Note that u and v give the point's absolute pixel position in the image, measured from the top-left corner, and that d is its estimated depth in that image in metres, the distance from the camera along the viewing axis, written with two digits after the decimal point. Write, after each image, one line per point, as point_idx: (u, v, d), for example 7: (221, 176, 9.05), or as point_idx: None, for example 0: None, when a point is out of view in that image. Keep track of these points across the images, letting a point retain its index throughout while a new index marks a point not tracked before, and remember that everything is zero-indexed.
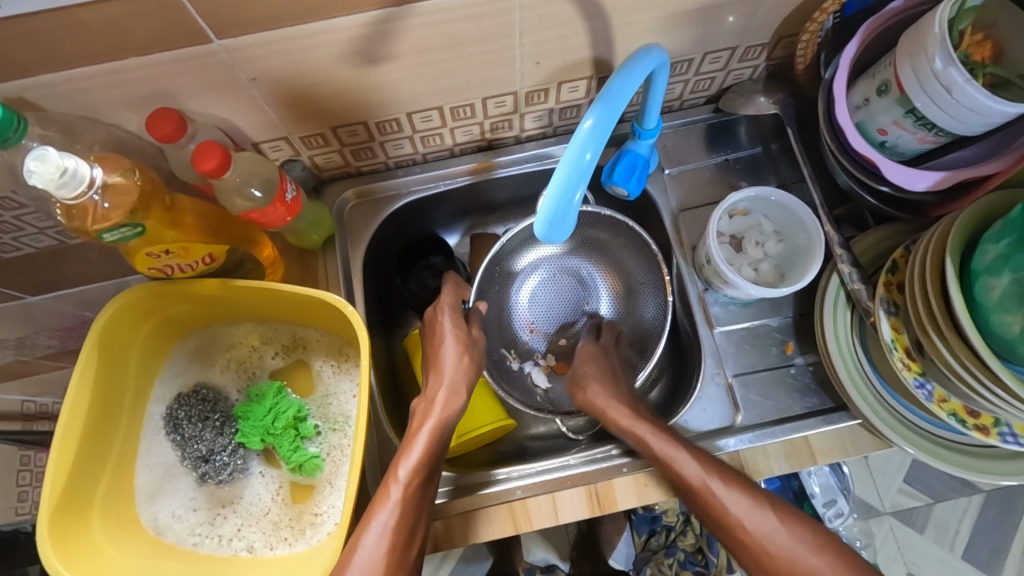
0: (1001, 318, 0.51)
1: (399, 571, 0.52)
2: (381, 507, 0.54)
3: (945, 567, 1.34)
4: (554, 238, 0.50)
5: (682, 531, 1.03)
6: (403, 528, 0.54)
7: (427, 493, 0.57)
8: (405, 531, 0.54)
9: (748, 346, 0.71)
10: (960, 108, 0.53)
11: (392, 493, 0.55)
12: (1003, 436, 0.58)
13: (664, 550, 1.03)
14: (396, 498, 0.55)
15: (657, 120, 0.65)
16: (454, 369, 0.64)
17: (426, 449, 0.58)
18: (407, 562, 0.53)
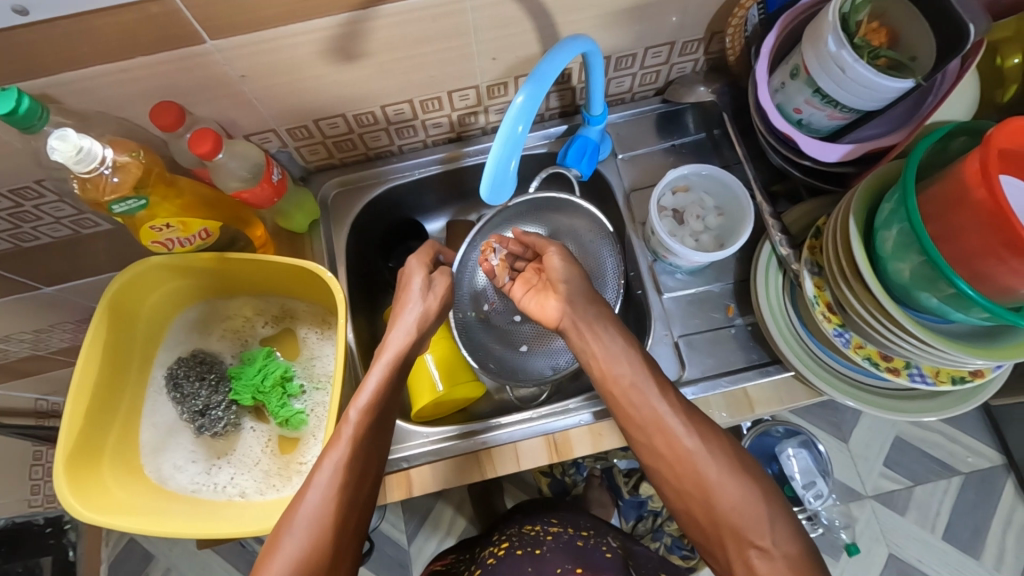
0: (896, 265, 0.59)
1: (348, 504, 0.59)
2: (336, 444, 0.60)
3: (927, 549, 1.37)
4: (496, 201, 0.58)
5: (669, 516, 1.21)
6: (354, 462, 0.60)
7: (380, 431, 0.64)
8: (358, 468, 0.60)
9: (694, 310, 0.79)
10: (854, 85, 0.61)
11: (345, 432, 0.61)
12: (912, 376, 0.65)
13: (652, 533, 1.21)
14: (347, 437, 0.61)
15: (602, 106, 0.73)
16: (412, 315, 0.70)
17: (377, 391, 0.65)
18: (356, 497, 0.59)
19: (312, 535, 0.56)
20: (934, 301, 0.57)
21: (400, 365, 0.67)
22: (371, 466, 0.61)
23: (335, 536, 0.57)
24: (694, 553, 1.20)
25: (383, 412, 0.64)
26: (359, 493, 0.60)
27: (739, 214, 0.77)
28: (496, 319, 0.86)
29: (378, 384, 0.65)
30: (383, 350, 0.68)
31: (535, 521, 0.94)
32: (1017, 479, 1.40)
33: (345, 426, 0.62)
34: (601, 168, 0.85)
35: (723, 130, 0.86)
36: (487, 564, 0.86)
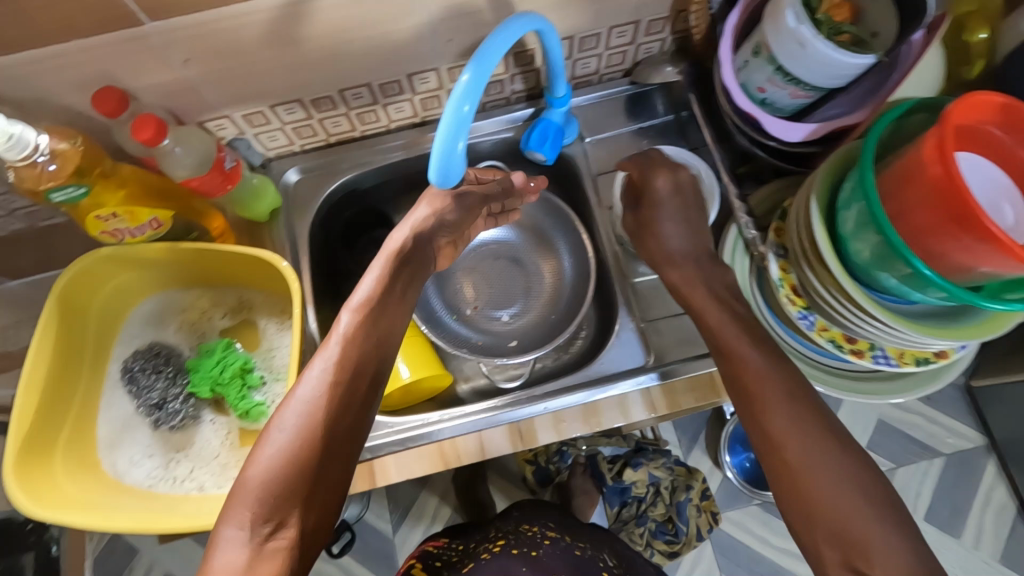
0: (855, 245, 0.58)
1: (340, 405, 0.57)
2: (324, 348, 0.59)
3: None
4: (447, 184, 0.56)
5: (653, 503, 1.21)
6: (345, 363, 0.59)
7: (373, 336, 0.62)
8: (348, 368, 0.59)
9: (660, 295, 0.78)
10: (814, 62, 0.60)
11: (335, 335, 0.61)
12: (876, 358, 0.64)
13: (635, 519, 1.21)
14: (342, 335, 0.60)
15: (565, 87, 0.72)
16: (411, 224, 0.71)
17: (372, 290, 0.65)
18: (349, 396, 0.58)
19: (299, 439, 0.54)
20: (894, 281, 0.56)
21: (397, 266, 0.67)
22: (362, 371, 0.59)
23: (324, 441, 0.55)
24: (679, 537, 1.20)
25: (379, 314, 0.64)
26: (352, 397, 0.58)
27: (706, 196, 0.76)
28: (462, 308, 0.87)
29: (374, 285, 0.65)
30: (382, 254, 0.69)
31: (533, 522, 0.93)
32: (998, 459, 1.41)
33: (337, 330, 0.61)
34: (567, 152, 0.83)
35: (691, 112, 0.84)
36: (481, 559, 0.85)
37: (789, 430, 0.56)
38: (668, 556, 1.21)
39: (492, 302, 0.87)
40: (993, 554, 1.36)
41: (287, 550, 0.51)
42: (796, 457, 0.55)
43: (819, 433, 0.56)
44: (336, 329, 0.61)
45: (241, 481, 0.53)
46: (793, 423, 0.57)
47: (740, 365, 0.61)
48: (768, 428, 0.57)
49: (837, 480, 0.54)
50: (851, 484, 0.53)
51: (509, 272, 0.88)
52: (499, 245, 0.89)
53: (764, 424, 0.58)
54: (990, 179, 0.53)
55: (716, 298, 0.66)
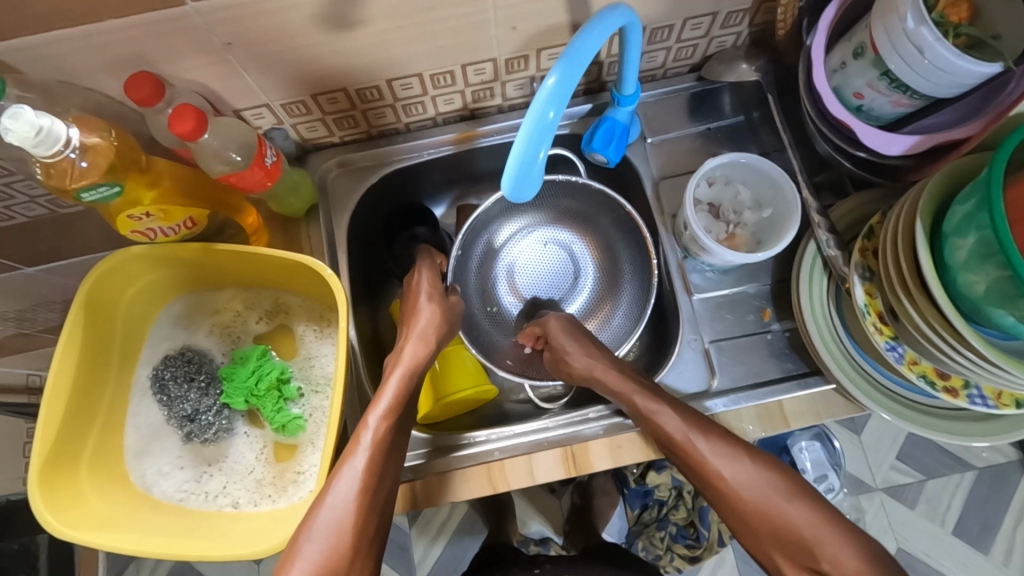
0: (967, 277, 0.52)
1: (367, 514, 0.54)
2: (355, 452, 0.57)
3: (935, 543, 1.34)
4: (521, 197, 0.51)
5: (674, 506, 1.11)
6: (374, 471, 0.56)
7: (398, 438, 0.60)
8: (376, 477, 0.56)
9: (725, 313, 0.72)
10: (932, 69, 0.53)
11: (364, 438, 0.57)
12: (971, 398, 0.58)
13: (657, 522, 1.14)
14: (367, 441, 0.57)
15: (635, 86, 0.65)
16: (427, 323, 0.67)
17: (397, 394, 0.61)
18: (377, 504, 0.56)
19: (327, 555, 0.52)
20: (1011, 319, 0.50)
21: (417, 372, 0.64)
22: (387, 482, 0.57)
23: (352, 555, 0.53)
24: (700, 542, 1.11)
25: (404, 419, 0.61)
26: (379, 503, 0.56)
27: (782, 210, 0.70)
28: (507, 314, 0.82)
29: (398, 388, 0.62)
30: (400, 357, 0.65)
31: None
32: None
33: (364, 432, 0.58)
34: (628, 153, 0.77)
35: (763, 113, 0.78)
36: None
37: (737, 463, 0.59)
38: (689, 559, 1.14)
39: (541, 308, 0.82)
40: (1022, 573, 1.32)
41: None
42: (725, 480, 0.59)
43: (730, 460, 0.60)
44: (364, 432, 0.58)
45: None
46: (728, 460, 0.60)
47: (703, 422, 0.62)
48: (698, 455, 0.60)
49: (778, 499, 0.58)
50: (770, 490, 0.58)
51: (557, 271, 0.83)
52: (552, 241, 0.84)
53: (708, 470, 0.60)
54: None
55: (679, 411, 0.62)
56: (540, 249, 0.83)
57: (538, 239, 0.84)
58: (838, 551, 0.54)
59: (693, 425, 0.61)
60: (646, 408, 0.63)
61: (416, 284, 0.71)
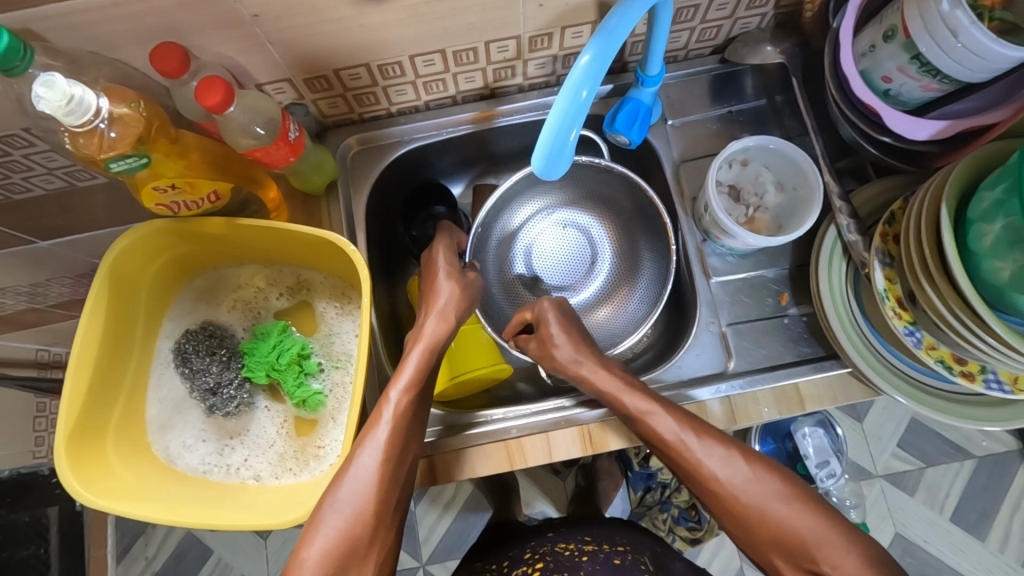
0: (992, 264, 0.52)
1: (390, 483, 0.56)
2: (377, 425, 0.58)
3: (933, 530, 1.36)
4: (549, 175, 0.51)
5: (677, 489, 1.15)
6: (396, 443, 0.57)
7: (420, 410, 0.61)
8: (397, 450, 0.58)
9: (744, 296, 0.72)
10: (965, 53, 0.53)
11: (386, 411, 0.59)
12: (987, 383, 0.59)
13: (660, 505, 1.18)
14: (389, 415, 0.58)
15: (660, 67, 0.65)
16: (446, 301, 0.68)
17: (418, 368, 0.62)
18: (399, 474, 0.57)
19: (350, 521, 0.54)
20: None
21: (441, 347, 0.65)
22: (410, 455, 0.59)
23: (374, 522, 0.55)
24: (701, 524, 1.15)
25: (426, 391, 0.62)
26: (401, 473, 0.57)
27: (804, 194, 0.70)
28: (526, 292, 0.82)
29: (420, 362, 0.62)
30: (422, 332, 0.65)
31: (568, 539, 0.91)
32: None
33: (386, 405, 0.59)
34: (649, 135, 0.77)
35: (785, 97, 0.77)
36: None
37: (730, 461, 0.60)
38: (690, 541, 1.18)
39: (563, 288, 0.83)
40: (1017, 560, 1.34)
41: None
42: (725, 483, 0.59)
43: (724, 460, 0.60)
44: (387, 403, 0.59)
45: (295, 561, 0.53)
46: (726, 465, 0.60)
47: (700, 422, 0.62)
48: (694, 458, 0.60)
49: (778, 500, 0.58)
50: (766, 494, 0.58)
51: (577, 251, 0.83)
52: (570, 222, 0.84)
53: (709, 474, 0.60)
54: None
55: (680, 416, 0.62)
56: (560, 232, 0.84)
57: (557, 221, 0.84)
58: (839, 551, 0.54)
59: (687, 426, 0.61)
60: (637, 409, 0.62)
61: (439, 263, 0.71)
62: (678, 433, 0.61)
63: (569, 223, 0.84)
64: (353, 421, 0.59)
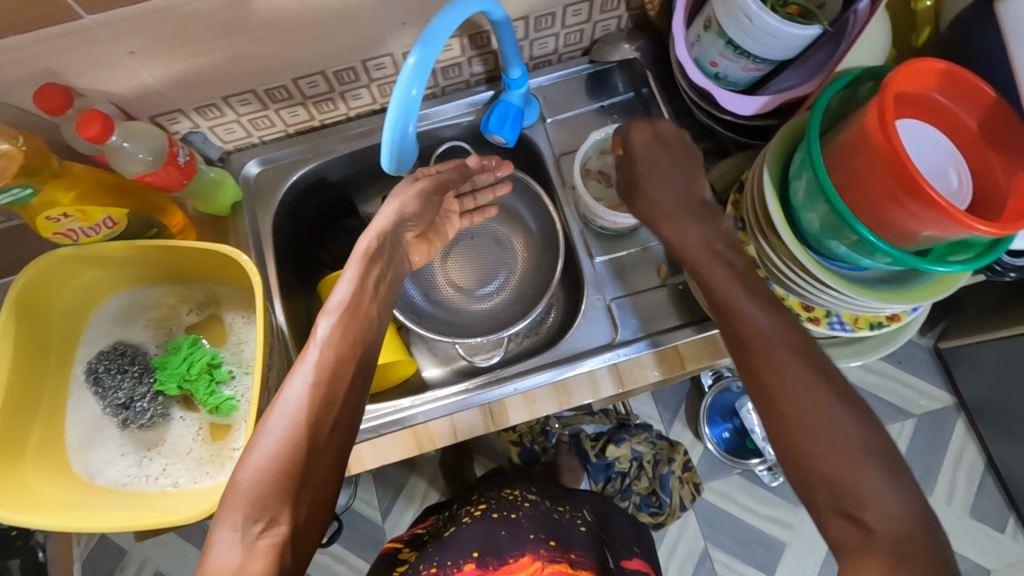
0: (806, 215, 0.59)
1: (322, 407, 0.55)
2: (306, 348, 0.58)
3: None
4: (401, 167, 0.57)
5: (637, 476, 1.21)
6: (326, 365, 0.57)
7: (356, 336, 0.61)
8: (329, 374, 0.56)
9: (627, 272, 0.79)
10: (762, 34, 0.60)
11: (317, 334, 0.59)
12: (831, 324, 0.66)
13: (620, 493, 1.21)
14: (321, 335, 0.59)
15: (519, 69, 0.72)
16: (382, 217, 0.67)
17: (353, 289, 0.63)
18: (333, 400, 0.56)
19: (282, 442, 0.52)
20: (843, 248, 0.58)
21: (375, 256, 0.65)
22: (344, 380, 0.57)
23: (306, 443, 0.53)
24: (663, 509, 1.21)
25: (358, 316, 0.62)
26: (337, 397, 0.56)
27: None
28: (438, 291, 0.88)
29: (353, 282, 0.63)
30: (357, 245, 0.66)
31: (514, 490, 0.88)
32: (967, 417, 1.42)
33: (318, 328, 0.60)
34: (529, 134, 0.83)
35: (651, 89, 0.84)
36: (463, 522, 0.80)
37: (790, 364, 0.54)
38: (653, 527, 1.23)
39: (470, 281, 0.88)
40: (965, 510, 1.38)
41: (279, 548, 0.49)
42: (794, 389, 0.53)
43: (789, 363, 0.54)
44: (316, 332, 0.59)
45: (230, 484, 0.51)
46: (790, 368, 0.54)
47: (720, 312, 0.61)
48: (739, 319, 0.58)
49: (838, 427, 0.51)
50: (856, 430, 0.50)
51: (487, 249, 0.89)
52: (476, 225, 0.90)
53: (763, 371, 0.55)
54: (934, 145, 0.56)
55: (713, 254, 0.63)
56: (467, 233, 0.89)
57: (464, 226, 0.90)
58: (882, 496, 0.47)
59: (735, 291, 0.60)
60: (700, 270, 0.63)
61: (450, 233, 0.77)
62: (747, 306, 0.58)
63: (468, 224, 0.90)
64: (259, 409, 0.64)
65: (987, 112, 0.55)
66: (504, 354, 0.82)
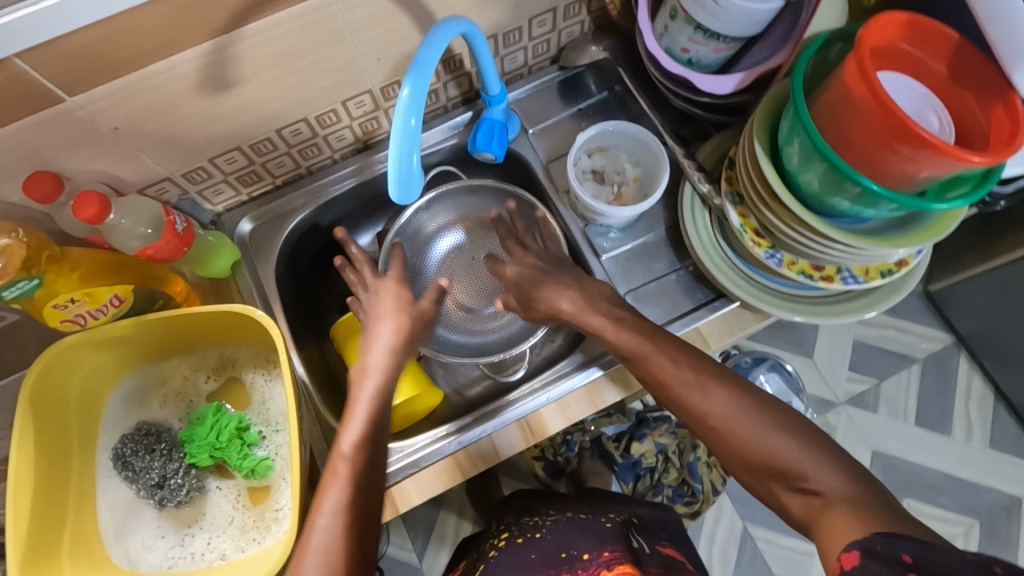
0: (804, 177, 0.60)
1: (352, 553, 0.52)
2: (331, 485, 0.55)
3: (905, 438, 1.41)
4: (407, 198, 0.57)
5: (665, 469, 1.20)
6: (355, 499, 0.55)
7: (378, 463, 0.59)
8: (358, 513, 0.55)
9: (634, 265, 0.80)
10: (730, 14, 0.62)
11: (339, 469, 0.56)
12: (845, 280, 0.67)
13: (652, 488, 1.19)
14: (343, 471, 0.56)
15: (498, 85, 0.73)
16: (385, 334, 0.66)
17: (371, 415, 0.60)
18: (360, 543, 0.53)
19: None
20: (846, 204, 0.59)
21: (387, 383, 0.63)
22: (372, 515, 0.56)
23: None
24: (696, 496, 1.20)
25: (377, 442, 0.59)
26: (364, 535, 0.54)
27: (654, 163, 0.79)
28: (450, 315, 0.87)
29: (371, 406, 0.61)
30: (365, 361, 0.64)
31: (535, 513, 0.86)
32: (969, 353, 1.45)
33: (337, 463, 0.57)
34: (514, 147, 0.84)
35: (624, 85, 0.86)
36: (490, 556, 0.78)
37: (701, 384, 0.58)
38: (690, 516, 1.22)
39: (479, 301, 0.88)
40: (986, 444, 1.40)
41: None
42: (703, 401, 0.57)
43: (697, 377, 0.58)
44: (337, 470, 0.56)
45: None
46: (695, 370, 0.59)
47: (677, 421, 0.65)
48: (644, 360, 0.62)
49: (754, 418, 0.54)
50: (767, 421, 0.54)
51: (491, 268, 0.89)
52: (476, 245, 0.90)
53: (679, 400, 0.59)
54: (910, 92, 0.59)
55: (610, 313, 0.66)
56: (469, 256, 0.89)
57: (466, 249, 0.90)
58: (817, 469, 0.50)
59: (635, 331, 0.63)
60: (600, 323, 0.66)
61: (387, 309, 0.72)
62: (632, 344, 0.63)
63: (467, 243, 0.89)
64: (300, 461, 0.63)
65: (954, 54, 0.57)
66: (528, 368, 0.83)
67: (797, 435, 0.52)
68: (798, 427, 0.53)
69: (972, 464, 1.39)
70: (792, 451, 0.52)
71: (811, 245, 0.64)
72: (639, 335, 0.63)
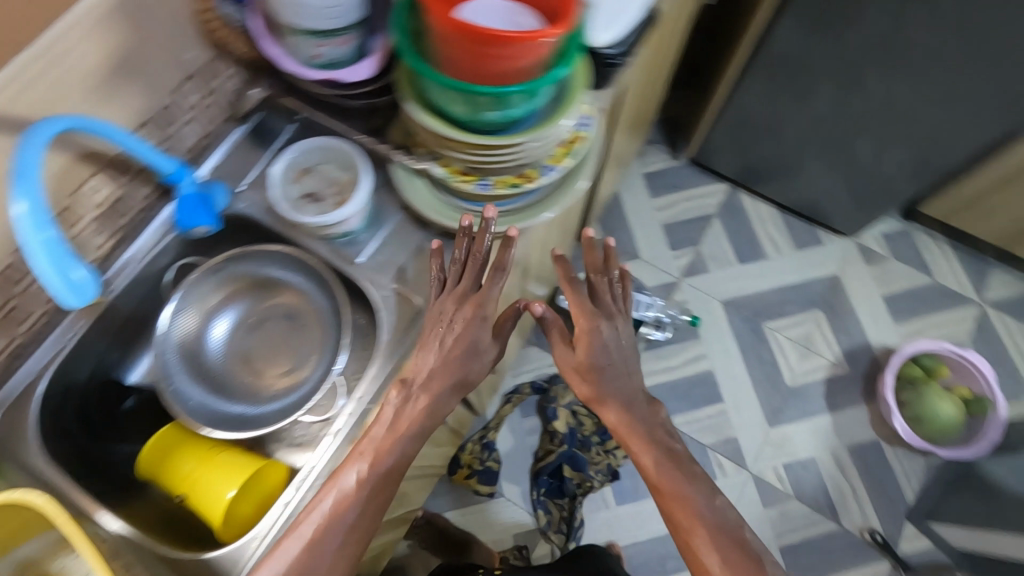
0: (451, 109, 0.69)
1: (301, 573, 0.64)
2: (303, 522, 0.66)
3: (738, 277, 1.68)
4: (92, 296, 0.62)
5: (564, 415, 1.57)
6: (314, 544, 0.65)
7: (355, 526, 0.67)
8: (306, 559, 0.65)
9: (391, 252, 0.83)
10: (326, 10, 0.70)
11: (314, 515, 0.66)
12: (544, 173, 0.76)
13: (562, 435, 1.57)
14: (324, 504, 0.67)
15: (171, 164, 0.76)
16: (429, 360, 0.73)
17: (355, 482, 0.68)
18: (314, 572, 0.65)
19: None
20: (491, 113, 0.68)
21: (411, 432, 0.71)
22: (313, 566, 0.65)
23: None
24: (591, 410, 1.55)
25: (378, 491, 0.68)
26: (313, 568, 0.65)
27: (352, 157, 0.82)
28: (261, 391, 0.85)
29: (361, 478, 0.68)
30: (405, 415, 0.71)
31: None
32: (745, 189, 1.75)
33: (310, 519, 0.66)
34: (230, 210, 0.84)
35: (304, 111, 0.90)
36: None
37: (659, 472, 0.75)
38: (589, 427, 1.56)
39: (283, 363, 0.87)
40: (795, 248, 1.70)
41: None
42: (671, 495, 0.73)
43: (666, 465, 0.75)
44: (320, 503, 0.67)
45: None
46: (652, 465, 0.75)
47: (610, 395, 0.78)
48: (636, 444, 0.77)
49: (699, 513, 0.72)
50: (713, 523, 0.71)
51: (278, 328, 0.89)
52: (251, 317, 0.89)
53: (641, 458, 0.76)
54: (490, 7, 0.69)
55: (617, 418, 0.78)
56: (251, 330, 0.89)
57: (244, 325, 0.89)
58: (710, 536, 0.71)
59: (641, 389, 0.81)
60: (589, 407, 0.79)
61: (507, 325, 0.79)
62: (629, 430, 0.77)
63: (244, 317, 0.88)
64: None
65: None
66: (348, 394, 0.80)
67: (693, 493, 0.73)
68: (719, 529, 0.71)
69: (791, 266, 1.68)
70: (716, 540, 0.70)
71: (520, 156, 0.73)
72: (622, 423, 0.78)
